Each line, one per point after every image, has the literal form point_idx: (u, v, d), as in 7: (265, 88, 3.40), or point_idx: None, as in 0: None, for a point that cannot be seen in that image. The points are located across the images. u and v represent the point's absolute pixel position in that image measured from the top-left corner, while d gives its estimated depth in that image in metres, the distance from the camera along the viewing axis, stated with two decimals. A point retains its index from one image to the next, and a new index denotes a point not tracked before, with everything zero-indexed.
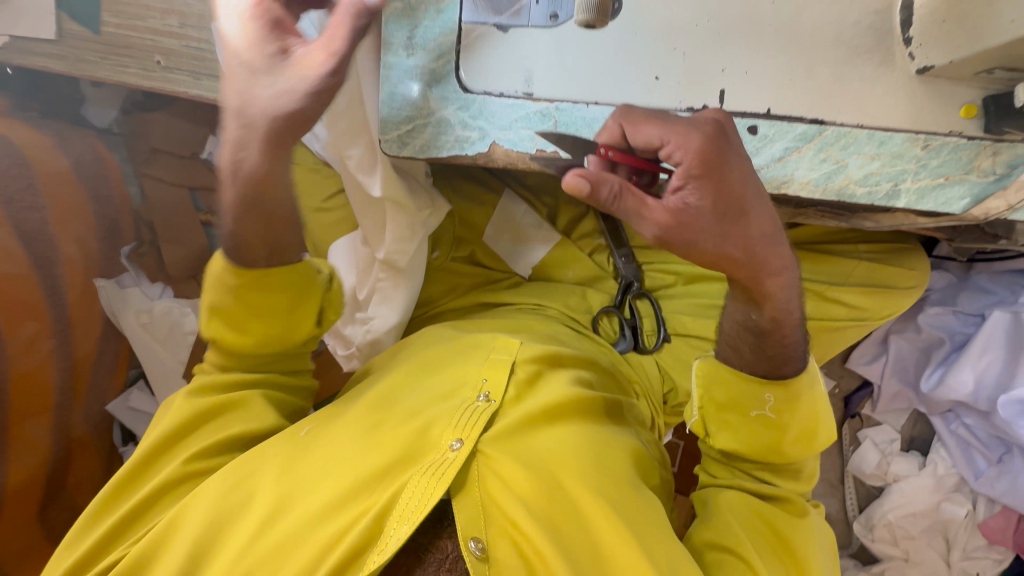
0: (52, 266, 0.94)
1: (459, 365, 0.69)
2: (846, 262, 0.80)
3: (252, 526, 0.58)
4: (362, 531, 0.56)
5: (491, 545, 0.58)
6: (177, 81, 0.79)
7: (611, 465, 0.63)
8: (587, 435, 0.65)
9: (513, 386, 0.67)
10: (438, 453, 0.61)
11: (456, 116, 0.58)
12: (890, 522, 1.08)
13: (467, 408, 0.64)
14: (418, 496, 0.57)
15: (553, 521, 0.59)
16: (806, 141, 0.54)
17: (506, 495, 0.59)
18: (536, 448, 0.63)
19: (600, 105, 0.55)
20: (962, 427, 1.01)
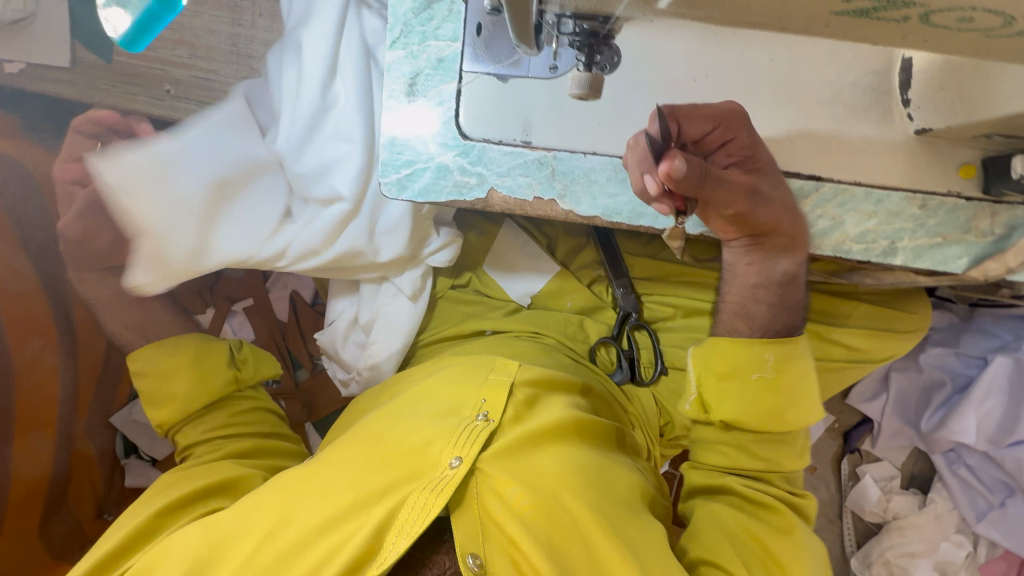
0: (60, 283, 0.96)
1: (459, 382, 0.70)
2: (846, 304, 0.80)
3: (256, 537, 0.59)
4: (363, 545, 0.57)
5: (488, 561, 0.60)
6: (186, 111, 0.81)
7: (607, 486, 0.65)
8: (584, 455, 0.66)
9: (512, 408, 0.68)
10: (438, 472, 0.61)
11: (454, 162, 0.58)
12: (888, 560, 1.06)
13: (465, 427, 0.64)
14: (417, 511, 0.58)
15: (551, 540, 0.60)
16: (803, 197, 0.54)
17: (504, 511, 0.61)
18: (535, 466, 0.64)
19: (598, 155, 0.56)
20: (964, 468, 1.00)
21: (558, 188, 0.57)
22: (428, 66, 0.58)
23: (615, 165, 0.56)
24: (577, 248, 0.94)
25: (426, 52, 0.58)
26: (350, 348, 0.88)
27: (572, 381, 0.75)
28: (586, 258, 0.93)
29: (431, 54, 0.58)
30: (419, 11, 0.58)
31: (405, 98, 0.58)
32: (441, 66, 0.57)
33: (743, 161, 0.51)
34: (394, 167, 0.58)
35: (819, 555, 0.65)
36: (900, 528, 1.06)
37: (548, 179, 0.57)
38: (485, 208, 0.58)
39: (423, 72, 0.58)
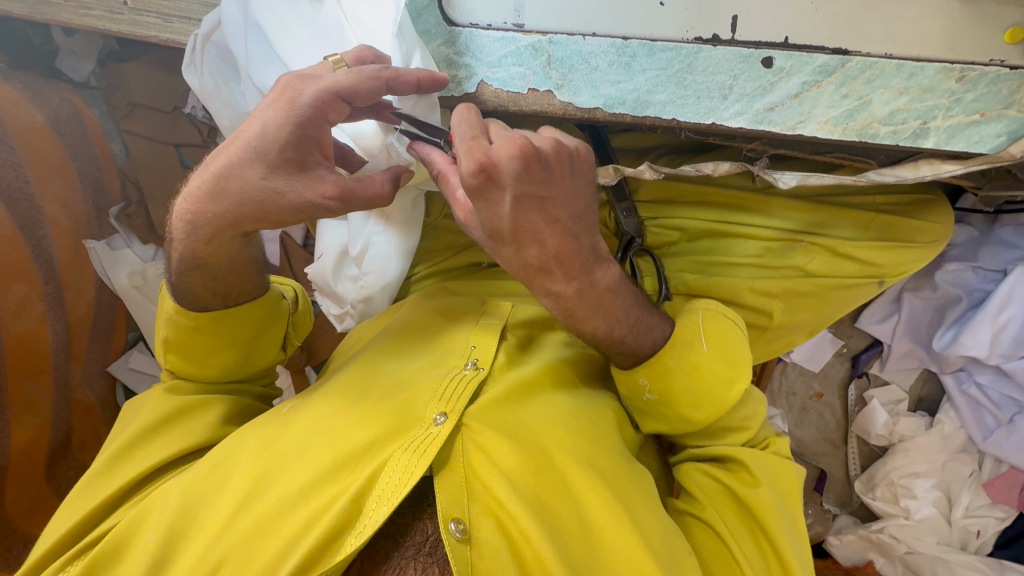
0: (37, 227, 0.92)
1: (446, 335, 0.67)
2: (861, 216, 0.75)
3: (231, 508, 0.56)
4: (339, 513, 0.53)
5: (475, 525, 0.54)
6: (141, 24, 0.72)
7: (604, 443, 0.61)
8: (576, 401, 0.64)
9: (503, 354, 0.66)
10: (421, 429, 0.58)
11: (440, 53, 0.53)
12: (893, 481, 1.08)
13: (453, 378, 0.61)
14: (399, 472, 0.54)
15: (542, 501, 0.56)
16: (826, 74, 0.49)
17: (491, 471, 0.56)
18: (523, 420, 0.60)
19: (597, 36, 0.50)
20: (974, 386, 0.98)
21: (555, 79, 0.52)
22: None
23: (618, 48, 0.50)
24: None
25: None
26: (343, 281, 0.84)
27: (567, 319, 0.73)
28: None
29: None
30: None
31: None
32: None
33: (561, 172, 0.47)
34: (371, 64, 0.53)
35: (793, 493, 0.62)
36: (906, 449, 1.06)
37: (544, 67, 0.52)
38: (477, 105, 0.54)
39: None
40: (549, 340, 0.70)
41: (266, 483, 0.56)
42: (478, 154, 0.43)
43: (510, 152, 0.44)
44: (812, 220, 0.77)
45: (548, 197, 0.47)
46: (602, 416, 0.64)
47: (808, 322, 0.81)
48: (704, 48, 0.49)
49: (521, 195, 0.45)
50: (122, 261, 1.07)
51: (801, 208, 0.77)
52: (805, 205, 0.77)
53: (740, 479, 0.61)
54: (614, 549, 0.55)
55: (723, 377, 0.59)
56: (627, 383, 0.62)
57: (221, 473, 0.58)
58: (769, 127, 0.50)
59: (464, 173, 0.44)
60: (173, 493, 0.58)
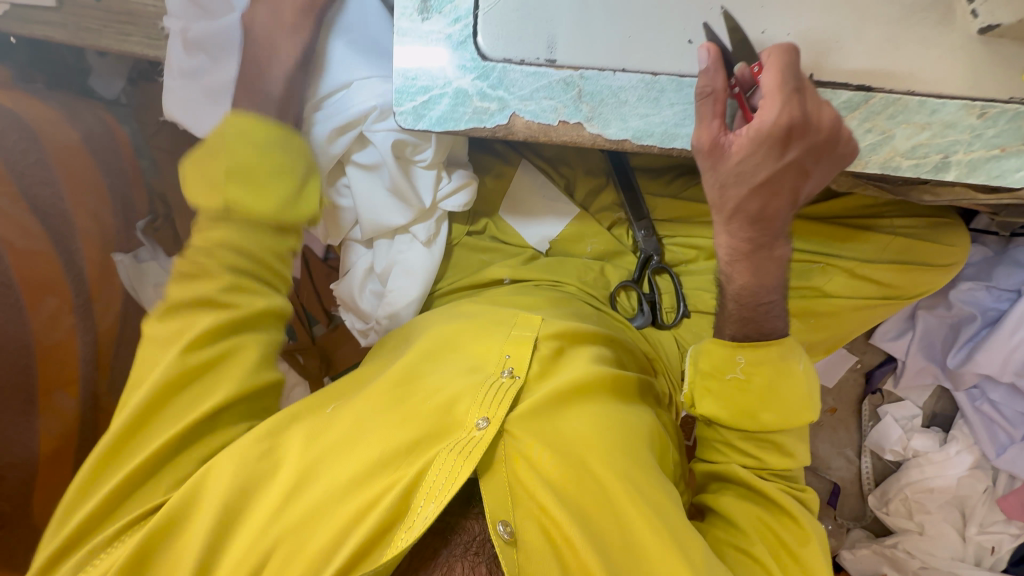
0: (69, 241, 0.94)
1: (483, 339, 0.68)
2: (879, 239, 0.76)
3: (280, 502, 0.57)
4: (388, 510, 0.55)
5: (519, 527, 0.57)
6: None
7: (637, 450, 0.63)
8: (612, 412, 0.65)
9: (537, 362, 0.67)
10: (464, 433, 0.59)
11: (474, 86, 0.54)
12: (906, 496, 1.08)
13: (491, 384, 0.63)
14: (445, 475, 0.56)
15: (583, 511, 0.58)
16: (851, 109, 0.50)
17: (534, 477, 0.59)
18: (563, 428, 0.62)
19: (627, 72, 0.52)
20: (987, 403, 0.99)
21: (585, 111, 0.53)
22: None
23: (647, 83, 0.52)
24: (596, 190, 0.90)
25: None
26: (368, 297, 0.86)
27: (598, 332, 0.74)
28: (604, 201, 0.90)
29: None
30: None
31: (419, 16, 0.55)
32: None
33: (778, 142, 0.48)
34: (409, 94, 0.55)
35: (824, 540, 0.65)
36: (920, 465, 1.06)
37: (575, 101, 0.53)
38: (508, 135, 0.55)
39: None
40: (582, 350, 0.71)
41: (311, 483, 0.58)
42: (784, 116, 0.47)
43: (778, 119, 0.47)
44: (830, 242, 0.78)
45: (725, 154, 0.50)
46: (632, 422, 0.66)
47: (823, 341, 0.83)
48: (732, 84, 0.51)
49: (757, 148, 0.49)
50: (148, 274, 1.10)
51: (819, 230, 0.78)
52: (824, 227, 0.78)
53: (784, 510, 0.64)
54: (650, 557, 0.57)
55: (809, 392, 0.64)
56: (722, 359, 0.64)
57: (268, 472, 0.59)
58: None
59: (764, 128, 0.48)
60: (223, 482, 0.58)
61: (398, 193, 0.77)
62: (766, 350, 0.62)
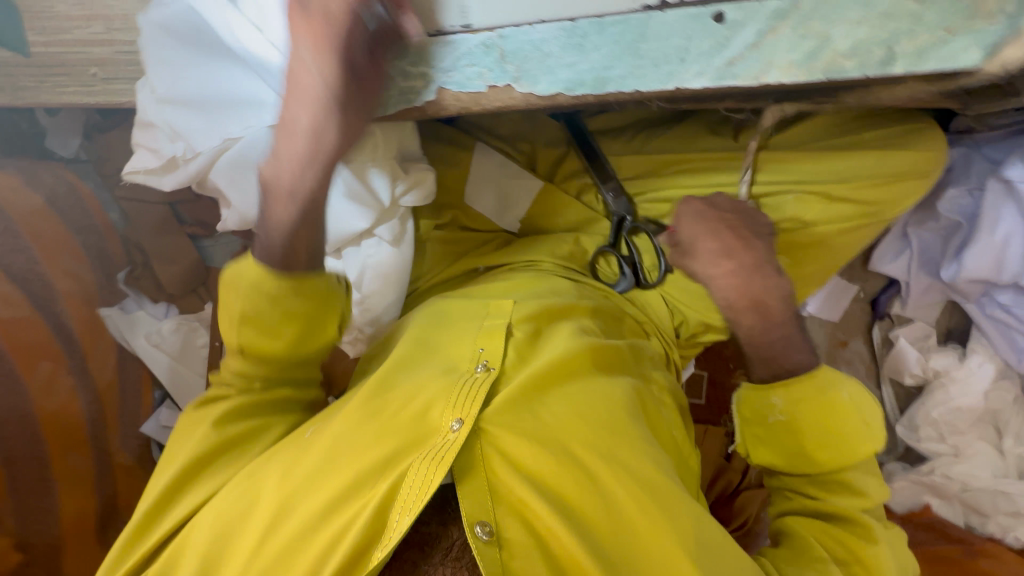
0: (53, 303, 0.95)
1: (453, 340, 0.68)
2: (854, 155, 0.72)
3: (262, 524, 0.57)
4: (363, 529, 0.53)
5: (502, 526, 0.55)
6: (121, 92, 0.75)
7: (623, 433, 0.61)
8: (590, 392, 0.64)
9: (513, 351, 0.66)
10: (440, 437, 0.58)
11: (397, 68, 0.55)
12: (935, 419, 1.05)
13: (466, 382, 0.62)
14: (419, 482, 0.54)
15: (564, 496, 0.57)
16: (781, 18, 0.47)
17: (510, 470, 0.57)
18: (543, 416, 0.61)
19: (545, 23, 0.50)
20: (999, 309, 0.97)
21: (512, 71, 0.53)
22: None
23: (567, 30, 0.50)
24: (557, 160, 0.89)
25: None
26: (347, 306, 0.84)
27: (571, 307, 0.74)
28: (568, 168, 0.88)
29: None
30: None
31: None
32: None
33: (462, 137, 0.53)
34: None
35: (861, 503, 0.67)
36: (944, 386, 1.03)
37: (498, 63, 0.52)
38: None
39: None
40: (557, 329, 0.71)
41: (291, 505, 0.57)
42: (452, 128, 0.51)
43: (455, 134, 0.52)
44: (800, 168, 0.75)
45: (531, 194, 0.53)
46: (618, 401, 0.64)
47: (815, 270, 0.80)
48: (654, 15, 0.48)
49: None
50: (138, 322, 1.08)
51: (788, 159, 0.75)
52: (795, 153, 0.75)
53: (827, 516, 0.68)
54: (642, 531, 0.56)
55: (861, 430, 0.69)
56: (759, 401, 0.72)
57: (248, 504, 0.60)
58: (733, 81, 0.51)
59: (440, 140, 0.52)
60: (220, 512, 0.60)
61: (356, 199, 0.76)
62: (796, 387, 0.70)
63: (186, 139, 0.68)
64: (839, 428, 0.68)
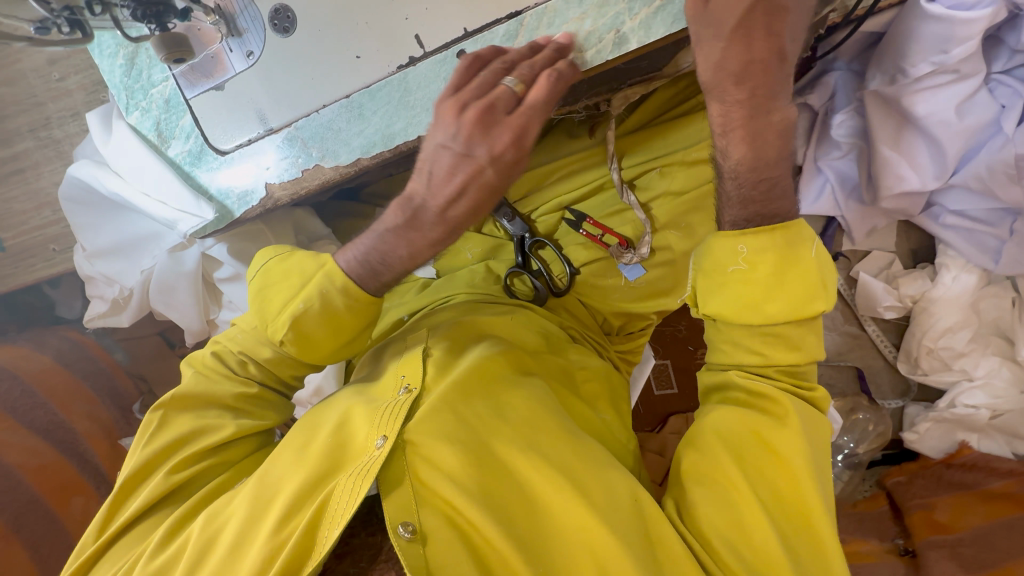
0: (77, 444, 1.08)
1: (376, 377, 0.67)
2: (688, 120, 0.76)
3: (191, 554, 0.54)
4: (294, 547, 0.51)
5: (424, 523, 0.54)
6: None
7: (540, 423, 0.62)
8: (509, 392, 0.65)
9: (432, 368, 0.66)
10: (365, 455, 0.57)
11: (226, 179, 0.62)
12: (931, 348, 0.96)
13: (387, 403, 0.61)
14: (347, 495, 0.53)
15: (484, 489, 0.57)
16: (513, 38, 0.53)
17: (434, 473, 0.57)
18: (463, 417, 0.61)
19: (327, 106, 0.58)
20: (953, 216, 0.89)
21: (315, 153, 0.59)
22: (163, 113, 0.62)
23: (346, 106, 0.57)
24: None
25: (153, 101, 0.62)
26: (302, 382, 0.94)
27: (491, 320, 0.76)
28: None
29: (159, 101, 0.62)
30: (129, 71, 0.62)
31: (166, 148, 0.63)
32: (172, 106, 0.61)
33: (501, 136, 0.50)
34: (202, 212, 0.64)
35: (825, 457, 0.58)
36: (926, 309, 0.96)
37: (302, 149, 0.59)
38: (273, 203, 0.62)
39: (164, 118, 0.62)
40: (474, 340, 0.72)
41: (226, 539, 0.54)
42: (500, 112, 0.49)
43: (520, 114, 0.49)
44: (651, 146, 0.79)
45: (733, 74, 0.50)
46: (537, 399, 0.65)
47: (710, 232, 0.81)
48: (408, 72, 0.55)
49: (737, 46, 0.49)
50: None
51: (637, 140, 0.79)
52: (643, 133, 0.79)
53: (759, 406, 0.59)
54: (560, 514, 0.57)
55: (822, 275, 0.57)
56: (721, 252, 0.58)
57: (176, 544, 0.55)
58: None
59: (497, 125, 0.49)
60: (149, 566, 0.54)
61: None
62: (772, 234, 0.56)
63: (118, 281, 0.80)
64: (788, 282, 0.56)
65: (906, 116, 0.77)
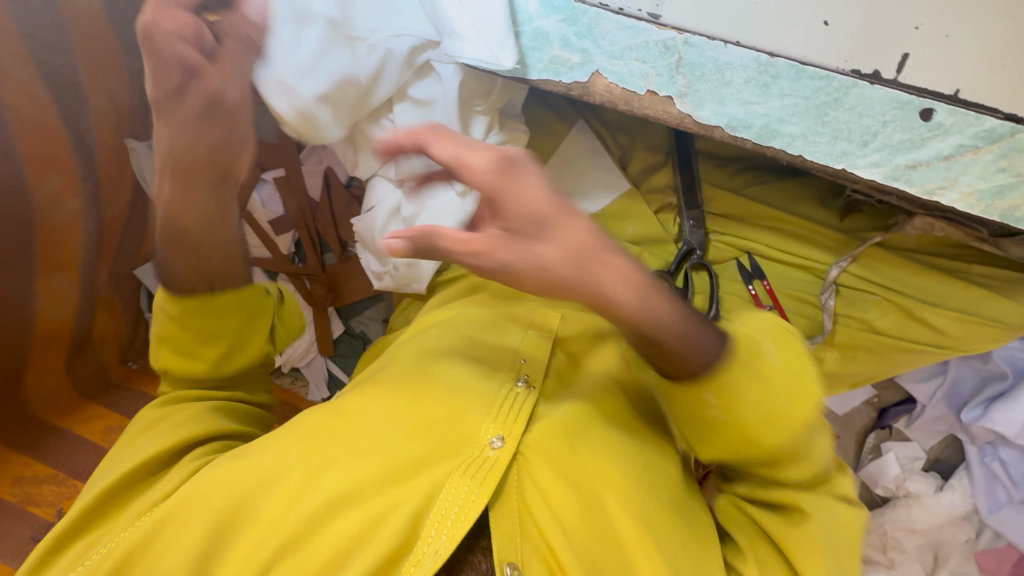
0: (81, 118, 0.87)
1: (495, 341, 0.61)
2: (940, 278, 0.69)
3: (280, 505, 0.49)
4: (397, 533, 0.47)
5: (524, 567, 0.49)
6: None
7: (663, 482, 0.55)
8: (642, 444, 0.56)
9: (552, 373, 0.61)
10: (476, 451, 0.52)
11: (557, 30, 0.48)
12: (885, 531, 1.07)
13: (507, 397, 0.54)
14: (457, 496, 0.49)
15: (596, 560, 0.49)
16: (988, 141, 0.43)
17: (544, 508, 0.50)
18: (587, 456, 0.52)
19: (740, 47, 0.45)
20: (996, 461, 0.98)
21: (680, 84, 0.46)
22: None
23: (760, 64, 0.44)
24: (652, 168, 0.81)
25: None
26: None
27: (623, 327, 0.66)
28: (656, 180, 0.80)
29: None
30: None
31: None
32: None
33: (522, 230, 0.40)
34: (484, 28, 0.48)
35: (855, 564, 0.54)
36: (908, 506, 1.05)
37: (670, 69, 0.46)
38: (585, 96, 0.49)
39: None
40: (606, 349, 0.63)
41: (307, 493, 0.49)
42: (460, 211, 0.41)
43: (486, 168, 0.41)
44: (891, 274, 0.71)
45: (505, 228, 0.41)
46: (657, 457, 0.56)
47: (856, 373, 0.79)
48: (859, 85, 0.44)
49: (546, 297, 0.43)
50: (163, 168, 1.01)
51: (879, 256, 0.71)
52: (891, 255, 0.71)
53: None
54: None
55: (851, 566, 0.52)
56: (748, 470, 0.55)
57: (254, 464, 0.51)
58: (905, 185, 0.45)
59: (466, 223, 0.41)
60: (204, 481, 0.51)
61: None
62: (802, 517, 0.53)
63: None
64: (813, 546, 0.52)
65: None
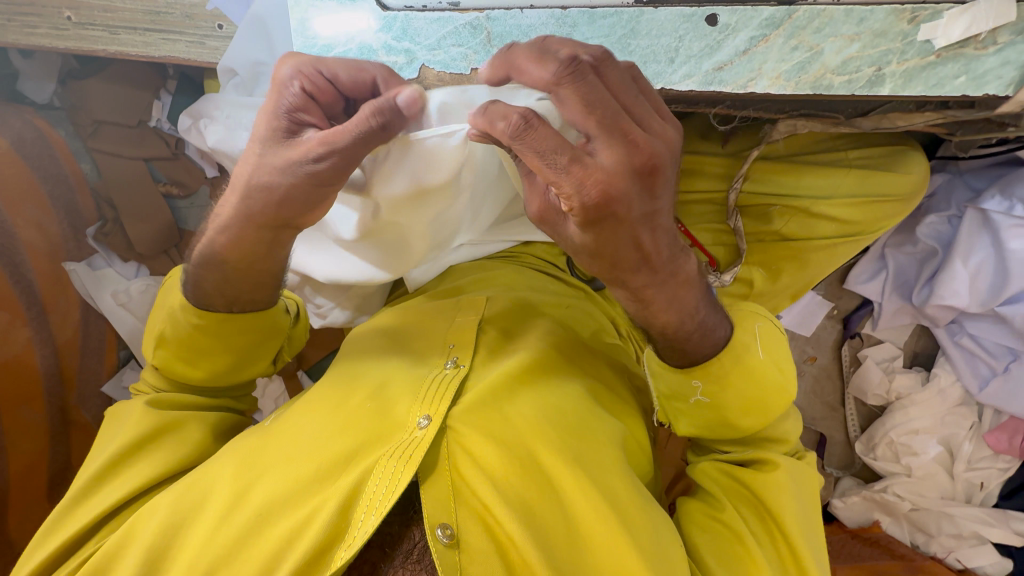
0: (12, 252, 0.89)
1: (425, 332, 0.65)
2: (821, 175, 0.72)
3: (210, 527, 0.52)
4: (325, 527, 0.50)
5: (462, 528, 0.51)
6: (126, 43, 0.74)
7: (586, 417, 0.58)
8: (564, 393, 0.59)
9: (484, 348, 0.63)
10: (405, 434, 0.55)
11: (379, 40, 0.56)
12: (892, 440, 1.06)
13: (433, 378, 0.58)
14: (386, 483, 0.51)
15: (527, 506, 0.52)
16: (774, 27, 0.48)
17: (477, 474, 0.53)
18: (510, 418, 0.56)
19: (534, 9, 0.52)
20: (967, 337, 0.97)
21: (497, 55, 0.53)
22: None
23: (558, 18, 0.52)
24: None
25: None
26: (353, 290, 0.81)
27: (548, 301, 0.70)
28: None
29: None
30: None
31: None
32: None
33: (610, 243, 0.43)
34: (312, 56, 0.58)
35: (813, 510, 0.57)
36: (904, 407, 1.05)
37: (484, 45, 0.54)
38: (421, 89, 0.56)
39: None
40: (531, 320, 0.67)
41: (235, 510, 0.53)
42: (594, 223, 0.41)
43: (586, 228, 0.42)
44: (781, 182, 0.74)
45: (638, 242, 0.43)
46: (574, 399, 0.59)
47: (791, 286, 0.80)
48: (646, 11, 0.50)
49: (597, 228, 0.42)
50: (106, 281, 1.01)
51: (761, 170, 0.74)
52: (771, 165, 0.74)
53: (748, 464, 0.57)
54: (598, 546, 0.51)
55: (801, 505, 0.55)
56: (679, 383, 0.55)
57: (200, 489, 0.55)
58: (720, 86, 0.50)
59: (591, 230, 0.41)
60: (162, 503, 0.55)
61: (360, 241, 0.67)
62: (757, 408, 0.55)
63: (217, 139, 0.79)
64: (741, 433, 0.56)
65: (997, 244, 0.85)
